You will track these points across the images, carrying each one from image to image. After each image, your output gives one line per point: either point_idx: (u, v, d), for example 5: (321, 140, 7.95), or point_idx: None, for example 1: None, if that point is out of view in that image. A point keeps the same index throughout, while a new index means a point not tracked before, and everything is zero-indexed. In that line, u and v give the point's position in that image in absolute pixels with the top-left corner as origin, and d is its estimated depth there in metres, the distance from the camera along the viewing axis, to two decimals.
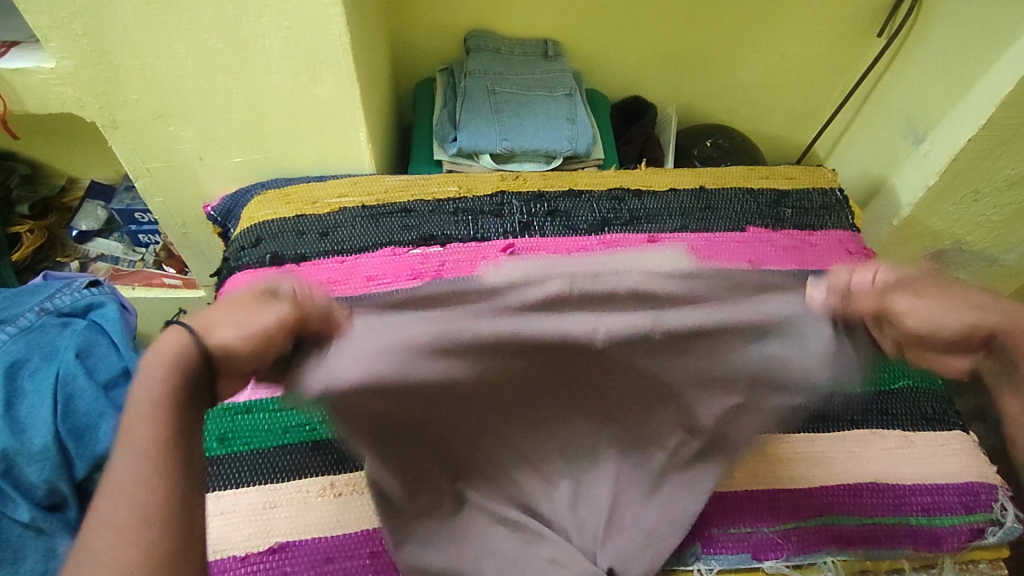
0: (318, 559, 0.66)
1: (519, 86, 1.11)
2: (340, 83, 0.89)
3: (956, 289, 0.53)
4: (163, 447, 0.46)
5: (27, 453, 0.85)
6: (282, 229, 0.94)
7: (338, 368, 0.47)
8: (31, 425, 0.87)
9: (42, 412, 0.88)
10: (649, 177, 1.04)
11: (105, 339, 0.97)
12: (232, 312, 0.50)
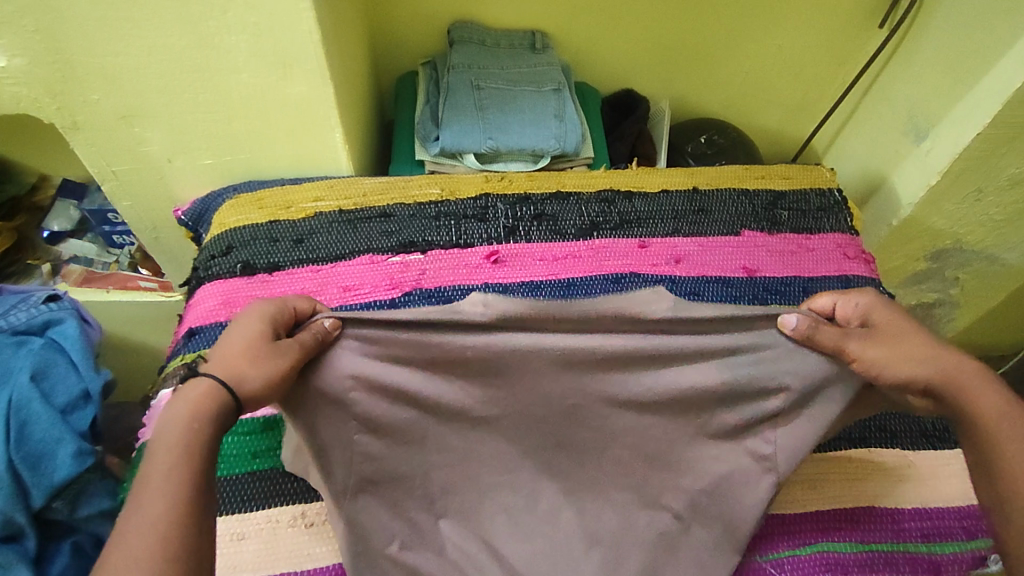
0: None
1: (504, 81, 1.05)
2: (313, 81, 0.84)
3: (913, 335, 0.65)
4: (190, 481, 0.53)
5: None
6: (254, 236, 0.90)
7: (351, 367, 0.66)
8: None
9: None
10: (640, 177, 1.00)
11: (63, 360, 0.93)
12: (240, 357, 0.60)
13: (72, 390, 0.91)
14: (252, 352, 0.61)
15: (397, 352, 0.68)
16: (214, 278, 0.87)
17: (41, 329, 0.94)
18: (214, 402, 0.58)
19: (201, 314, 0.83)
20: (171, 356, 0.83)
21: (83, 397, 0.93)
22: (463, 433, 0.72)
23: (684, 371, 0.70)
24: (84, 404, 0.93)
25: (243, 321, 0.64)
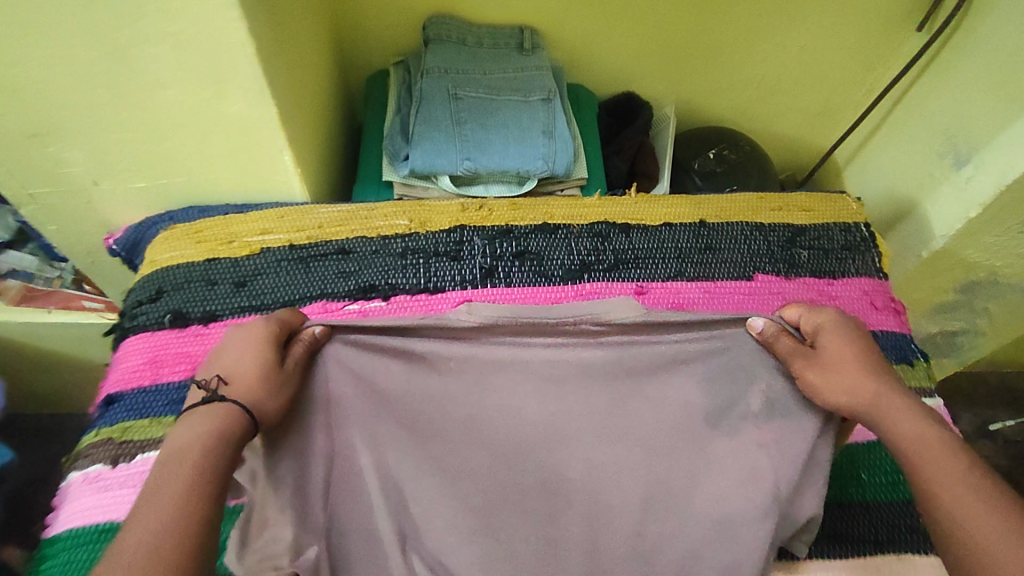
0: None
1: (486, 88, 0.91)
2: (253, 100, 0.69)
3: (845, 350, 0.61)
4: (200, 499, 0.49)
5: None
6: (189, 277, 0.78)
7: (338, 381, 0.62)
8: None
9: None
10: (639, 207, 0.87)
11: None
12: (255, 383, 0.57)
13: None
14: (264, 378, 0.57)
15: (381, 365, 0.62)
16: (142, 328, 0.75)
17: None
18: (232, 421, 0.54)
19: (122, 376, 0.72)
20: (85, 431, 0.70)
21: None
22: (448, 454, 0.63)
23: (672, 384, 0.64)
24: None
25: (248, 342, 0.59)
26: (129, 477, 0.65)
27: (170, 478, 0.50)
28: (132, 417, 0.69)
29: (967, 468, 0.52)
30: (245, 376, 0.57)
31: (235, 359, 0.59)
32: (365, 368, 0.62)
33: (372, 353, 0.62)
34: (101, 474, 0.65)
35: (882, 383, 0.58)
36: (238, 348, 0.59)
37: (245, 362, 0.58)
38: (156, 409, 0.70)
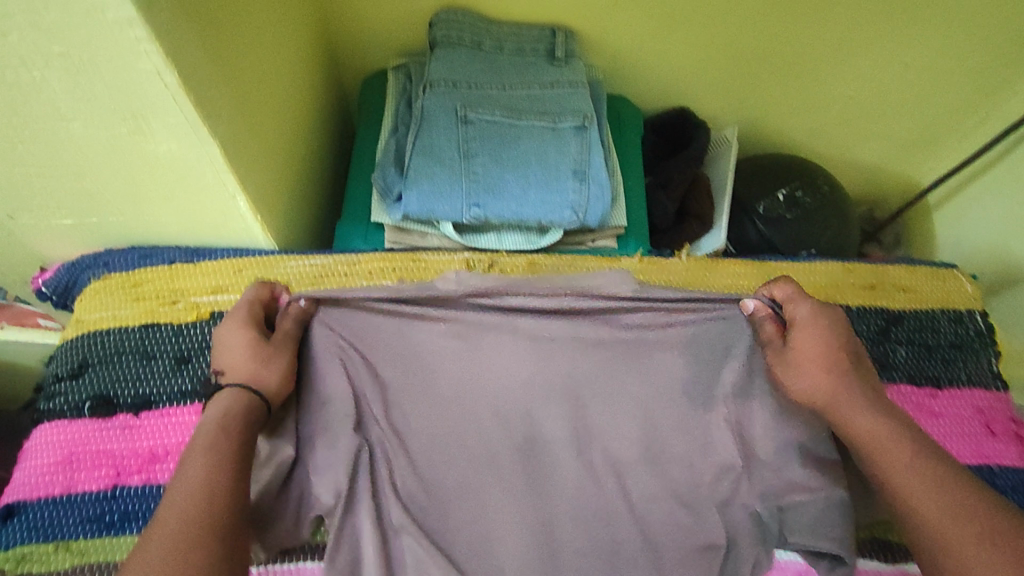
0: None
1: (505, 109, 0.72)
2: (184, 139, 0.53)
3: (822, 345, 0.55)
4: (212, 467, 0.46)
5: None
6: (120, 348, 0.63)
7: (324, 352, 0.59)
8: None
9: None
10: (691, 275, 0.68)
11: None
12: (259, 363, 0.54)
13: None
14: (272, 360, 0.55)
15: (366, 334, 0.60)
16: (58, 413, 0.60)
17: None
18: (253, 399, 0.52)
19: (27, 480, 0.57)
20: None
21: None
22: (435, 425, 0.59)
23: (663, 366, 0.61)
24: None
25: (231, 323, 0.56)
26: None
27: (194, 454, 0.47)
28: (32, 541, 0.55)
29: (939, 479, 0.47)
30: (235, 359, 0.54)
31: (227, 348, 0.55)
32: (353, 339, 0.60)
33: (357, 322, 0.60)
34: None
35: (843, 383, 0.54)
36: (230, 329, 0.56)
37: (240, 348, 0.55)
38: (63, 531, 0.55)
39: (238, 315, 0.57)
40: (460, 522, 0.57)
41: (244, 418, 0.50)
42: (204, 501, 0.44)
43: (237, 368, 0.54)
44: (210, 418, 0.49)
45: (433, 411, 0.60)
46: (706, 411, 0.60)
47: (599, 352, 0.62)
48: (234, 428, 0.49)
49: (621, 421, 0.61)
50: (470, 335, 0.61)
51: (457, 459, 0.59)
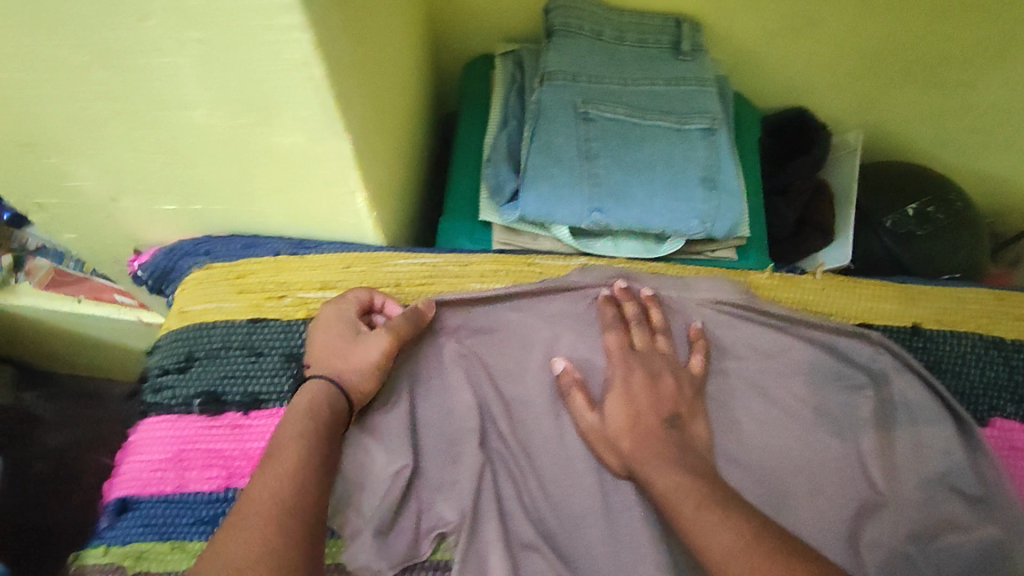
0: None
1: (629, 106, 0.67)
2: (313, 134, 0.48)
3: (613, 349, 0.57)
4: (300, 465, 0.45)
5: None
6: (225, 343, 0.60)
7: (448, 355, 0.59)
8: None
9: None
10: (826, 295, 0.64)
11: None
12: (349, 356, 0.53)
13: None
14: (359, 353, 0.53)
15: (491, 338, 0.60)
16: (166, 407, 0.59)
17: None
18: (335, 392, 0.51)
19: (138, 474, 0.57)
20: (89, 542, 0.55)
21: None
22: (563, 442, 0.57)
23: (794, 385, 0.59)
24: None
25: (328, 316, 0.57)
26: None
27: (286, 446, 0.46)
28: (149, 539, 0.54)
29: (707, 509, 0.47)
30: (325, 350, 0.54)
31: (319, 340, 0.55)
32: (477, 344, 0.60)
33: (481, 326, 0.60)
34: None
35: (658, 404, 0.54)
36: (326, 320, 0.56)
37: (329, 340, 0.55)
38: (177, 531, 0.54)
39: (337, 309, 0.57)
40: (591, 543, 0.54)
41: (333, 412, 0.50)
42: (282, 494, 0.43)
43: (325, 360, 0.53)
44: (297, 409, 0.49)
45: (558, 422, 0.57)
46: (845, 441, 0.57)
47: (725, 368, 0.60)
48: (319, 420, 0.49)
49: (753, 444, 0.57)
50: (591, 341, 0.60)
51: (583, 475, 0.56)
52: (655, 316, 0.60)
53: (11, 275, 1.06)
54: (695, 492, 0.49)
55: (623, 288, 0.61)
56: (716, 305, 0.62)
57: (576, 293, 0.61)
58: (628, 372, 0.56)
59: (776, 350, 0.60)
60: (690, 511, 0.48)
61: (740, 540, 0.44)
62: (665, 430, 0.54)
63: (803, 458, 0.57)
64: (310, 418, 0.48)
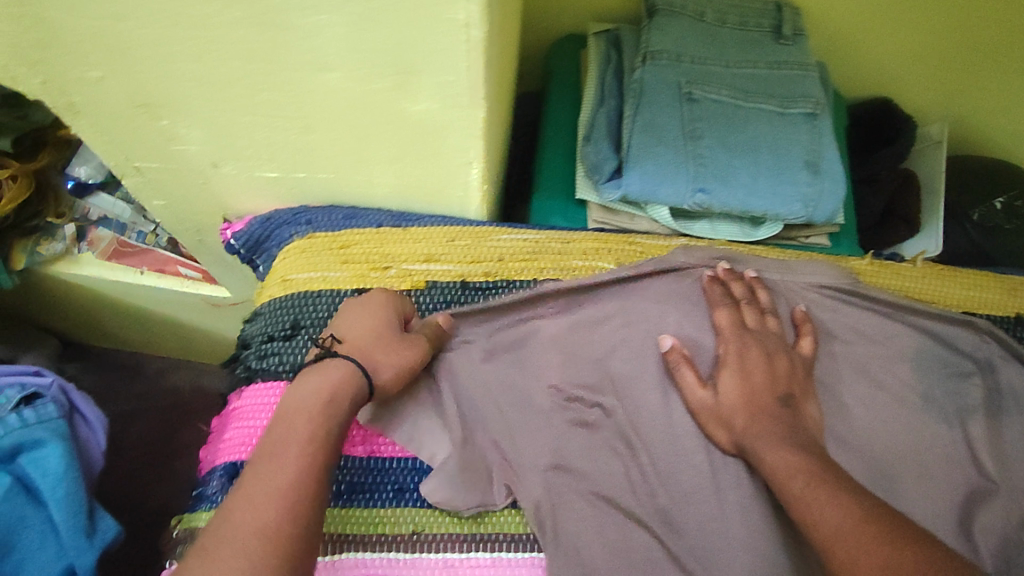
0: None
1: (732, 89, 0.66)
2: (452, 101, 0.48)
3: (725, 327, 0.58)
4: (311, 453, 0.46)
5: None
6: (331, 312, 0.60)
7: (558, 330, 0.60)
8: None
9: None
10: (928, 282, 0.64)
11: (38, 517, 0.63)
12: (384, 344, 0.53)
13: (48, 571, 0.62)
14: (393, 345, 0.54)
15: (598, 314, 0.61)
16: (272, 373, 0.59)
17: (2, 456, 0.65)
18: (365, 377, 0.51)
19: (246, 441, 0.57)
20: (198, 506, 0.56)
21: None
22: (671, 420, 0.57)
23: (900, 368, 0.60)
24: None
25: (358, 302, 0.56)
26: None
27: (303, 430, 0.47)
28: None
29: (837, 493, 0.46)
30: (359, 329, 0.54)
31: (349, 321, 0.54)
32: (584, 319, 0.60)
33: (588, 303, 0.61)
34: None
35: (772, 382, 0.55)
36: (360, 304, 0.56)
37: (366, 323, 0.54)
38: None
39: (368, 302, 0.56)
40: (701, 521, 0.53)
41: (337, 391, 0.49)
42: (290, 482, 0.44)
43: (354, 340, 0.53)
44: (310, 386, 0.49)
45: (666, 401, 0.57)
46: (951, 427, 0.58)
47: (833, 352, 0.60)
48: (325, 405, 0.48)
49: (861, 427, 0.57)
50: (697, 320, 0.59)
51: (693, 454, 0.55)
52: (762, 299, 0.60)
53: (72, 245, 1.07)
54: (823, 476, 0.48)
55: (726, 269, 0.61)
56: (820, 289, 0.63)
57: (681, 273, 0.62)
58: (743, 348, 0.56)
59: (881, 335, 0.61)
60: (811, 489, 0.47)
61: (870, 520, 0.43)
62: (782, 408, 0.54)
63: (909, 443, 0.57)
64: (321, 398, 0.48)
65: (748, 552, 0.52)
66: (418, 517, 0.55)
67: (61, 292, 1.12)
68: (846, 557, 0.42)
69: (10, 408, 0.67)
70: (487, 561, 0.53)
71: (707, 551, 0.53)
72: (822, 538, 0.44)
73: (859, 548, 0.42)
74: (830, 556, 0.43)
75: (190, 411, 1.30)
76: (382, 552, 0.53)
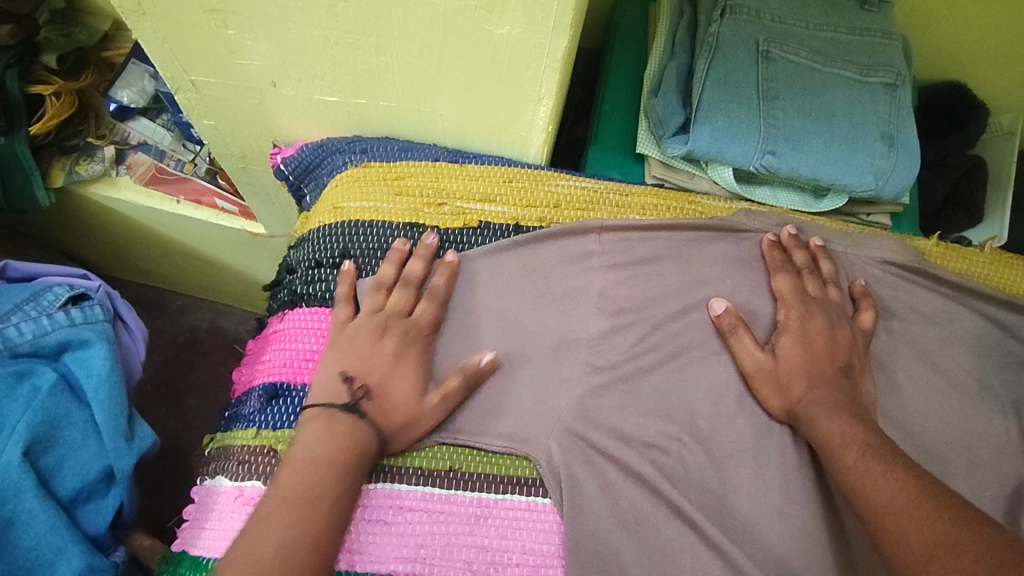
0: (472, 520, 0.49)
1: (810, 50, 0.64)
2: (537, 23, 0.48)
3: (783, 294, 0.56)
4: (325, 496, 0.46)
5: (24, 546, 0.60)
6: (382, 242, 0.59)
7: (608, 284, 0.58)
8: (60, 479, 0.63)
9: (72, 472, 0.63)
10: (995, 269, 0.62)
11: (83, 415, 0.65)
12: (402, 402, 0.51)
13: (88, 468, 0.64)
14: (406, 394, 0.51)
15: (655, 269, 0.59)
16: (318, 300, 0.57)
17: (52, 354, 0.67)
18: (365, 440, 0.49)
19: (287, 363, 0.55)
20: (234, 425, 0.54)
21: (106, 476, 0.65)
22: (719, 380, 0.54)
23: (962, 353, 0.57)
24: (105, 486, 0.66)
25: (400, 336, 0.53)
26: None
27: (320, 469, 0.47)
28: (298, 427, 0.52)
29: (894, 467, 0.44)
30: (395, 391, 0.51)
31: (365, 352, 0.52)
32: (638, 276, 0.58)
33: (644, 256, 0.59)
34: (257, 495, 0.49)
35: (824, 353, 0.53)
36: (396, 346, 0.53)
37: (387, 367, 0.52)
38: None
39: (394, 328, 0.54)
40: (740, 484, 0.51)
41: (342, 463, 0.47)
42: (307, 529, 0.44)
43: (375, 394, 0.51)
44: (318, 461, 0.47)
45: (714, 361, 0.55)
46: (1009, 413, 0.56)
47: (891, 329, 0.58)
48: (326, 505, 0.45)
49: (918, 405, 0.55)
50: (754, 285, 0.58)
51: (741, 417, 0.53)
52: (823, 269, 0.58)
53: (111, 168, 1.04)
54: (879, 445, 0.46)
55: (789, 236, 0.60)
56: (882, 266, 0.60)
57: (739, 237, 0.60)
58: (805, 315, 0.55)
59: (944, 318, 0.58)
60: (858, 456, 0.46)
61: (925, 484, 0.42)
62: (833, 379, 0.52)
63: (966, 427, 0.54)
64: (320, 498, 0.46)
65: (786, 520, 0.50)
66: (454, 454, 0.52)
67: (92, 216, 1.12)
68: (894, 525, 0.41)
69: (58, 308, 0.67)
70: (522, 505, 0.50)
71: (742, 521, 0.49)
72: (871, 508, 0.43)
73: (900, 510, 0.41)
74: (877, 524, 0.42)
75: (206, 350, 1.29)
76: (417, 485, 0.50)
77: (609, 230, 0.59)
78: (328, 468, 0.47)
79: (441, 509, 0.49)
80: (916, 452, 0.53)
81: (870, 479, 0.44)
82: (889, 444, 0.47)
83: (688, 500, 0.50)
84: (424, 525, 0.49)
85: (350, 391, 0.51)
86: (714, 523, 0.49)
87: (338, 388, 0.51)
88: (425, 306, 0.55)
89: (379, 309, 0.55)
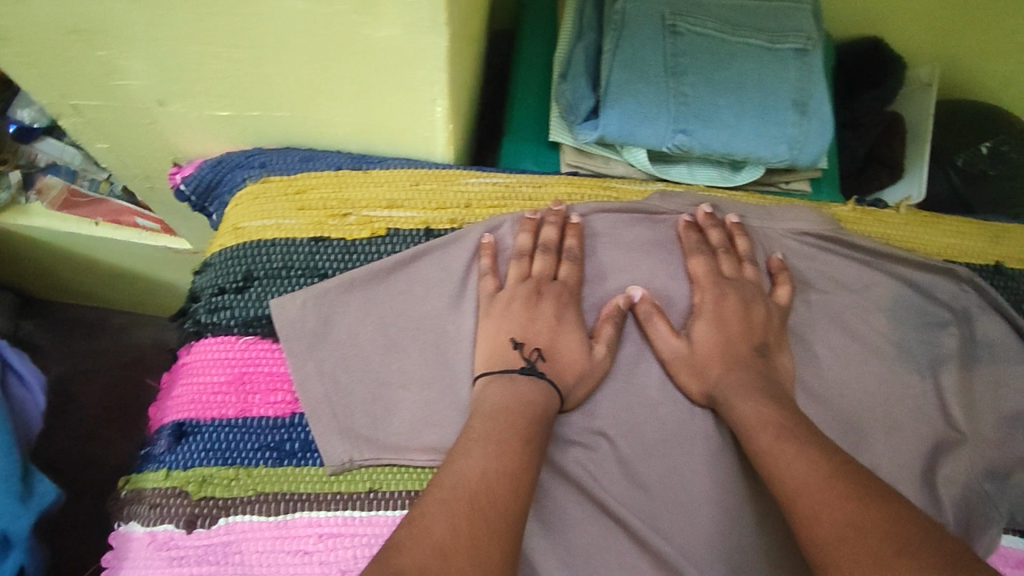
0: None
1: (717, 19, 0.63)
2: (415, 22, 0.45)
3: (700, 276, 0.56)
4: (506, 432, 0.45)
5: None
6: (287, 261, 0.56)
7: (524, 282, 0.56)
8: None
9: None
10: (910, 228, 0.62)
11: None
12: (573, 359, 0.52)
13: None
14: (575, 353, 0.52)
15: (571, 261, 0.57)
16: (223, 328, 0.54)
17: None
18: (551, 393, 0.50)
19: (194, 399, 0.52)
20: (145, 466, 0.51)
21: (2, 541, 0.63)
22: (641, 371, 0.54)
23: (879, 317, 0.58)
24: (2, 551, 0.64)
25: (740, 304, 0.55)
26: (209, 549, 0.47)
27: (498, 414, 0.47)
28: (210, 464, 0.50)
29: (808, 447, 0.44)
30: (561, 344, 0.53)
31: (523, 318, 0.53)
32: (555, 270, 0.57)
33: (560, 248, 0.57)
34: (171, 539, 0.47)
35: (740, 333, 0.53)
36: (554, 308, 0.54)
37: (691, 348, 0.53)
38: (241, 457, 0.50)
39: (549, 291, 0.55)
40: (664, 475, 0.51)
41: (530, 407, 0.48)
42: (510, 462, 0.43)
43: (547, 354, 0.52)
44: (493, 408, 0.47)
45: (634, 351, 0.55)
46: (926, 373, 0.56)
47: (808, 301, 0.58)
48: (518, 434, 0.45)
49: (837, 374, 0.55)
50: (672, 268, 0.58)
51: (664, 406, 0.53)
52: (738, 247, 0.58)
53: (19, 194, 0.98)
54: (794, 426, 0.46)
55: (705, 215, 0.59)
56: (801, 236, 0.60)
57: (655, 222, 0.59)
58: (720, 297, 0.55)
59: (860, 284, 0.58)
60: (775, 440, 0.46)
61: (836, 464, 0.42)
62: (750, 359, 0.52)
63: (885, 393, 0.55)
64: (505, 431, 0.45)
65: (710, 505, 0.50)
66: (375, 475, 0.50)
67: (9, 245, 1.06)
68: (806, 509, 0.41)
69: None
70: None
71: (667, 511, 0.49)
72: (784, 491, 0.43)
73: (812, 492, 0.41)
74: (791, 508, 0.42)
75: (151, 370, 1.25)
76: (337, 510, 0.48)
77: (522, 225, 0.58)
78: (503, 414, 0.47)
79: (364, 532, 0.48)
80: (837, 421, 0.53)
81: (786, 461, 0.44)
82: (805, 424, 0.47)
83: (612, 495, 0.49)
84: (345, 554, 0.47)
85: (524, 356, 0.52)
86: (638, 517, 0.49)
87: (512, 356, 0.52)
88: (567, 267, 0.56)
89: (526, 276, 0.56)
